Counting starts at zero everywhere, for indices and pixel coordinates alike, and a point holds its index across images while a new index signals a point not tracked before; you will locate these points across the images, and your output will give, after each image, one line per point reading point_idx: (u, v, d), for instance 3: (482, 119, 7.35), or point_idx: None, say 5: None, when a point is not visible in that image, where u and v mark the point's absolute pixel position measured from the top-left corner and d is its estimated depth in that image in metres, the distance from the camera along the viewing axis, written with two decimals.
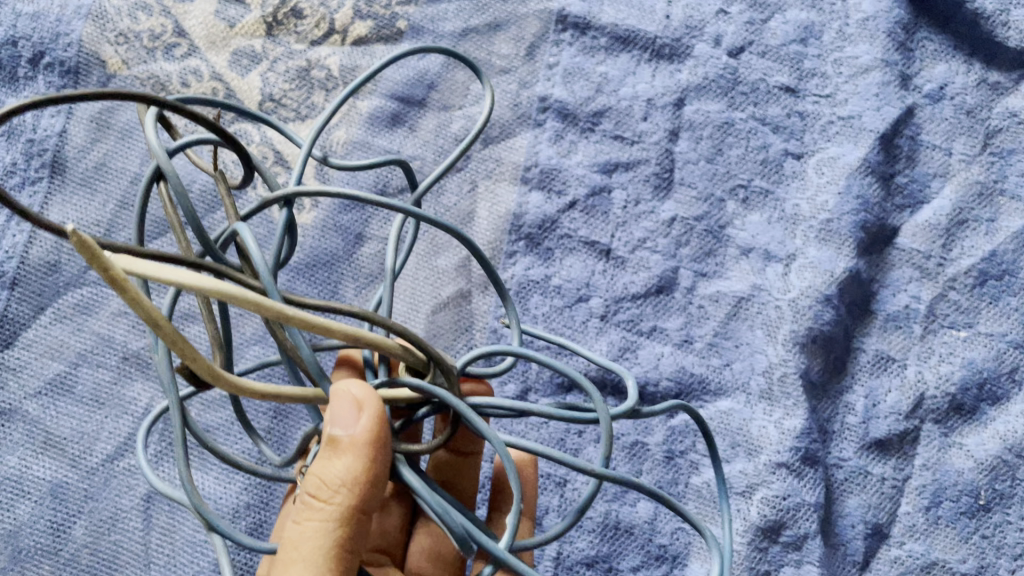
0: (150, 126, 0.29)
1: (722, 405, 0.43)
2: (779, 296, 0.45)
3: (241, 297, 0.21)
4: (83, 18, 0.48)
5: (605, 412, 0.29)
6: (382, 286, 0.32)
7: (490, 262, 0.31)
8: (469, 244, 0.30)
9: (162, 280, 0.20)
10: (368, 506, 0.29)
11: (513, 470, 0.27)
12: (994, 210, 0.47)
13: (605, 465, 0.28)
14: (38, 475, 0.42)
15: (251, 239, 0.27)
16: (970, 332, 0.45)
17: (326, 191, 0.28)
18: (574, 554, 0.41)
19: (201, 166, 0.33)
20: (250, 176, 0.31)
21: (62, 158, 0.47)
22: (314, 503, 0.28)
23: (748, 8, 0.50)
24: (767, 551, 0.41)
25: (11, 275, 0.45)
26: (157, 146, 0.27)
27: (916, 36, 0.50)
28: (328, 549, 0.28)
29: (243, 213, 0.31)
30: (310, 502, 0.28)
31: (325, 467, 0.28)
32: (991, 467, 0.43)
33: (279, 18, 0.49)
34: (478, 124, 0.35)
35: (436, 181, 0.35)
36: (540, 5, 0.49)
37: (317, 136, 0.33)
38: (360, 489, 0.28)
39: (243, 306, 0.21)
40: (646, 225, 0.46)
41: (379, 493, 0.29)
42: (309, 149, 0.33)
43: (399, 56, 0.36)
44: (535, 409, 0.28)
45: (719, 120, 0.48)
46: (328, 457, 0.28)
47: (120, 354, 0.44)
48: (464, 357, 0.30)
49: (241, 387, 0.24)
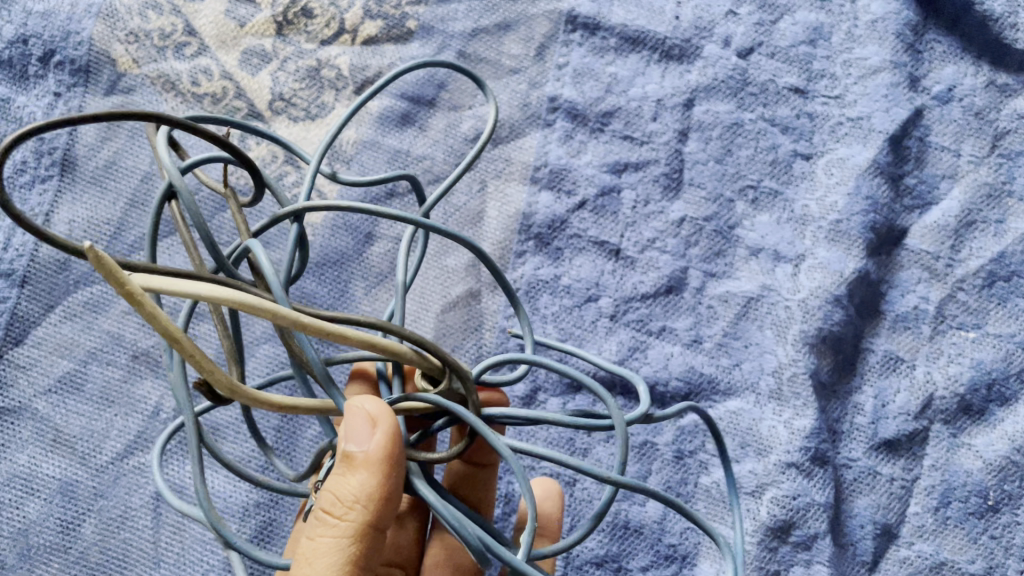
0: (162, 145, 0.29)
1: (731, 405, 0.43)
2: (789, 296, 0.45)
3: (256, 307, 0.22)
4: (93, 17, 0.48)
5: (620, 419, 0.29)
6: (394, 298, 0.32)
7: (501, 272, 0.31)
8: (480, 253, 0.31)
9: (178, 294, 0.21)
10: (382, 522, 0.29)
11: (527, 484, 0.27)
12: (1003, 212, 0.47)
13: (620, 472, 0.28)
14: (48, 473, 0.42)
15: (262, 253, 0.27)
16: (979, 333, 0.45)
17: (338, 206, 0.29)
18: (583, 553, 0.41)
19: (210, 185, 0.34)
20: (259, 195, 0.32)
21: (72, 157, 0.47)
22: (327, 519, 0.28)
23: (757, 9, 0.50)
24: (777, 551, 0.41)
25: (21, 273, 0.45)
26: (169, 164, 0.28)
27: (925, 38, 0.50)
28: (342, 564, 0.28)
29: (254, 230, 0.31)
30: (324, 518, 0.28)
31: (339, 483, 0.28)
32: (1000, 468, 0.43)
33: (289, 17, 0.49)
34: (482, 137, 0.36)
35: (441, 197, 0.35)
36: (550, 6, 0.50)
37: (325, 153, 0.34)
38: (374, 506, 0.28)
39: (257, 315, 0.22)
40: (656, 225, 0.46)
41: (393, 509, 0.29)
42: (318, 166, 0.34)
43: (405, 70, 0.36)
44: (549, 418, 0.28)
45: (729, 121, 0.48)
46: (342, 473, 0.28)
47: (130, 352, 0.45)
48: (478, 366, 0.31)
49: (259, 399, 0.24)
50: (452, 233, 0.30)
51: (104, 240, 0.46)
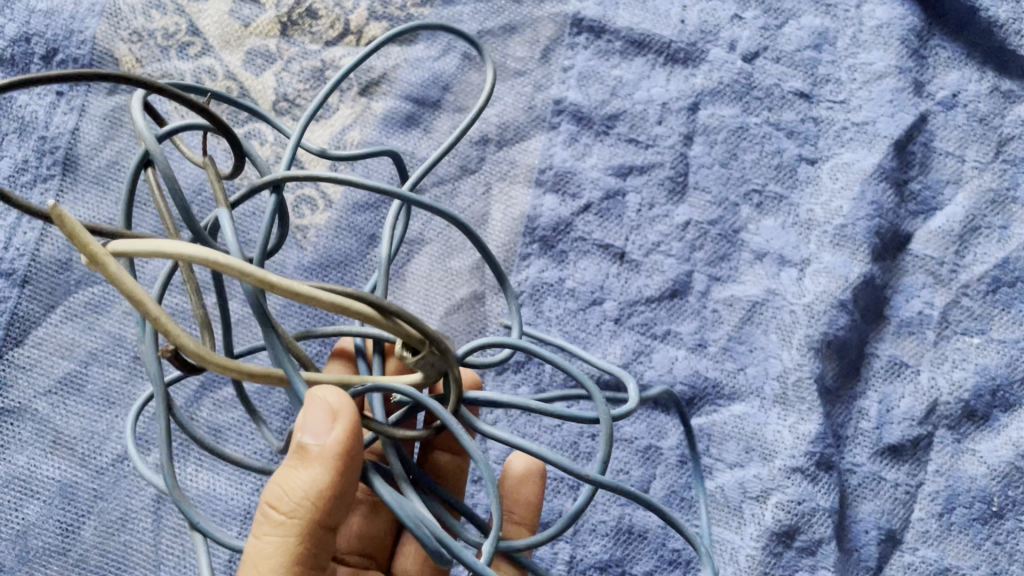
0: (137, 108, 0.28)
1: (736, 410, 0.43)
2: (794, 301, 0.45)
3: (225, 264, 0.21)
4: (97, 15, 0.48)
5: (605, 412, 0.29)
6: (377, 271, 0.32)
7: (493, 259, 0.30)
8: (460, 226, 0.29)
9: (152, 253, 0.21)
10: (331, 520, 0.28)
11: (495, 488, 0.27)
12: (1006, 217, 0.47)
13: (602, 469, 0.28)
14: (47, 475, 0.42)
15: (230, 225, 0.26)
16: (982, 338, 0.45)
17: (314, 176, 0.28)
18: (587, 558, 0.41)
19: (189, 155, 0.32)
20: (239, 163, 0.30)
21: (74, 156, 0.47)
22: (274, 514, 0.28)
23: (763, 13, 0.50)
24: (782, 556, 0.41)
25: (21, 273, 0.45)
26: (143, 128, 0.27)
27: (930, 44, 0.50)
28: (286, 560, 0.28)
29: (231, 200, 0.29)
30: (270, 513, 0.28)
31: (289, 477, 0.27)
32: (1003, 474, 0.43)
33: (294, 18, 0.49)
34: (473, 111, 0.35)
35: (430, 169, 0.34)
36: (555, 9, 0.50)
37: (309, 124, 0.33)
38: (323, 502, 0.27)
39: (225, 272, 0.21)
40: (661, 228, 0.46)
41: (343, 507, 0.28)
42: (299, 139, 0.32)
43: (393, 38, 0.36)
44: (533, 407, 0.28)
45: (734, 124, 0.48)
46: (294, 466, 0.27)
47: (132, 353, 0.44)
48: (462, 347, 0.30)
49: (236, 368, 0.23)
50: (440, 214, 0.29)
51: None
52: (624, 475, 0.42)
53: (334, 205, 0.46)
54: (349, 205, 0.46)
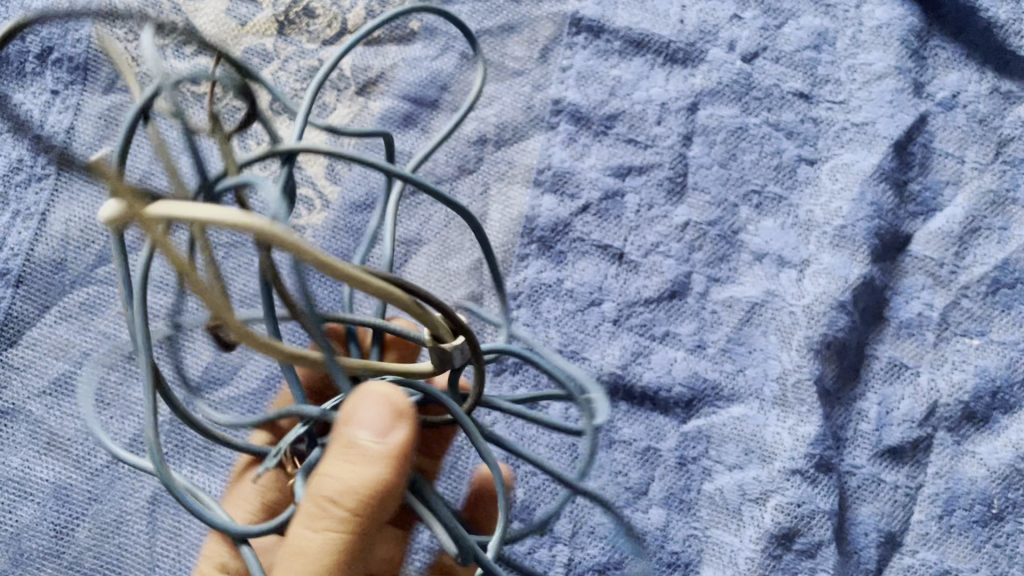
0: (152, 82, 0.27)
1: (734, 411, 0.43)
2: (793, 302, 0.45)
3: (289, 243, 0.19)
4: (93, 14, 0.48)
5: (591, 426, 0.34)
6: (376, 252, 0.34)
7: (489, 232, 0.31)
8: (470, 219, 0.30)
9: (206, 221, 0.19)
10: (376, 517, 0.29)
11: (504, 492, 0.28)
12: (1006, 218, 0.47)
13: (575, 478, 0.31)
14: (41, 476, 0.42)
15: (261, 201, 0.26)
16: (982, 340, 0.45)
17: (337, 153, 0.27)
18: (585, 560, 0.41)
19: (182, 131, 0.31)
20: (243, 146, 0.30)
21: (69, 155, 0.46)
22: (330, 509, 0.27)
23: (762, 13, 0.50)
24: (781, 558, 0.41)
25: (16, 273, 0.44)
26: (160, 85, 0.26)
27: (929, 45, 0.50)
28: (336, 555, 0.28)
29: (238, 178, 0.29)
30: (326, 509, 0.27)
31: (348, 472, 0.27)
32: (1003, 477, 0.42)
33: (291, 17, 0.49)
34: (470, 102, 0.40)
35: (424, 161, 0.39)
36: (554, 8, 0.49)
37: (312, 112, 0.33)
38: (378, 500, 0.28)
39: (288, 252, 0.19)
40: (659, 229, 0.46)
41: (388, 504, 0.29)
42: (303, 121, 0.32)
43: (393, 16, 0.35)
44: (534, 418, 0.32)
45: (733, 125, 0.48)
46: (354, 463, 0.27)
47: (126, 354, 0.44)
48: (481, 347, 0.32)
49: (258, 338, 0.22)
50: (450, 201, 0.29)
51: (101, 241, 0.45)
52: (623, 477, 0.42)
53: (331, 205, 0.46)
54: (346, 205, 0.46)
